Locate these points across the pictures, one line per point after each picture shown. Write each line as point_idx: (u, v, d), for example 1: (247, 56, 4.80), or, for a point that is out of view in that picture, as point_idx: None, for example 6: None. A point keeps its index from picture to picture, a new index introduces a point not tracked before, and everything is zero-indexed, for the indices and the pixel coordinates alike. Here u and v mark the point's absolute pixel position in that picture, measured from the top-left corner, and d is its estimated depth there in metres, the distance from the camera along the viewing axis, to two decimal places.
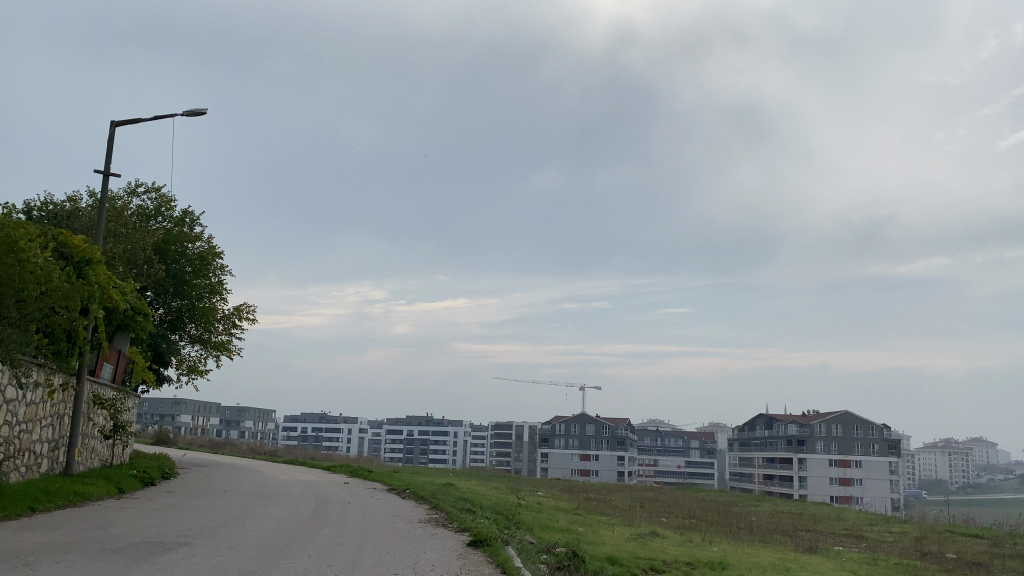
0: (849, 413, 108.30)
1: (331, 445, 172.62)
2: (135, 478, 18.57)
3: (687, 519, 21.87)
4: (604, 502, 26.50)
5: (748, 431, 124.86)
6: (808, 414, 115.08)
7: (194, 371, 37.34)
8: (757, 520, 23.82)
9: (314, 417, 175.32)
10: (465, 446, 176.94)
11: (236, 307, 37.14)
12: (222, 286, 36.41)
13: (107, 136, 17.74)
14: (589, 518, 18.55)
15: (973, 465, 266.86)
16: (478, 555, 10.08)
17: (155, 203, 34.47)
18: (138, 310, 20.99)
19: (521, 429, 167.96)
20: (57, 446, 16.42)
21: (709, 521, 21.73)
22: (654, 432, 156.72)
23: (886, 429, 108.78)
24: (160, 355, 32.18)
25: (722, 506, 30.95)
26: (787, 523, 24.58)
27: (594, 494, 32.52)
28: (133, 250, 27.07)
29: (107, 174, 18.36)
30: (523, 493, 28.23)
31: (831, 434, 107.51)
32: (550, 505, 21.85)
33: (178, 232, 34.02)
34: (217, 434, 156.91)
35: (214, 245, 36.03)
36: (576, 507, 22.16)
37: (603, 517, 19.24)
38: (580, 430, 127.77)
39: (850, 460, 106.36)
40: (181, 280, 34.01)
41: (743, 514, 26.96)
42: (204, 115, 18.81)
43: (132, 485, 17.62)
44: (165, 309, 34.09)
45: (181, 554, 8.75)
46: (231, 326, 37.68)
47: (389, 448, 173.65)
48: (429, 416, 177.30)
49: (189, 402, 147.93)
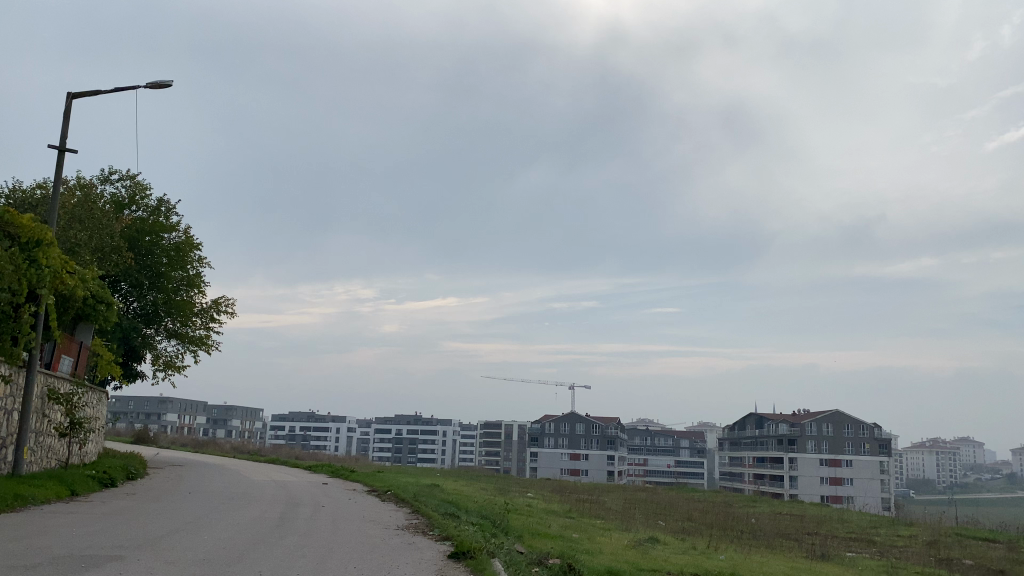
0: (839, 412, 107.71)
1: (319, 444, 171.09)
2: (93, 479, 17.20)
3: (684, 522, 20.68)
4: (597, 503, 25.24)
5: (739, 430, 123.98)
6: (799, 413, 114.37)
7: (171, 367, 35.96)
8: (759, 524, 22.66)
9: (302, 415, 173.81)
10: (453, 445, 175.35)
11: (214, 300, 35.74)
12: (199, 277, 35.08)
13: (63, 109, 16.51)
14: (582, 522, 17.34)
15: (961, 465, 267.35)
16: (459, 570, 8.78)
17: (129, 190, 32.99)
18: (100, 299, 19.64)
19: (511, 428, 166.74)
20: (4, 444, 15.13)
21: (710, 525, 20.51)
22: (644, 432, 156.04)
23: (877, 428, 107.87)
24: (133, 350, 30.84)
25: (719, 507, 29.79)
26: (789, 526, 23.47)
27: (586, 495, 31.36)
28: (100, 237, 25.56)
29: (64, 150, 16.97)
30: (512, 494, 26.99)
31: (822, 433, 106.77)
32: (540, 508, 20.62)
33: (153, 221, 32.60)
34: (203, 432, 155.10)
35: (191, 235, 34.66)
36: (567, 509, 20.97)
37: (598, 522, 17.98)
38: (569, 429, 126.51)
39: (841, 459, 105.69)
40: (156, 271, 32.67)
41: (742, 515, 25.83)
42: (170, 87, 17.64)
43: (88, 487, 16.28)
44: (140, 302, 32.71)
45: (106, 571, 7.47)
46: (209, 321, 36.31)
47: (378, 448, 172.11)
48: (418, 415, 175.88)
49: (175, 400, 145.90)
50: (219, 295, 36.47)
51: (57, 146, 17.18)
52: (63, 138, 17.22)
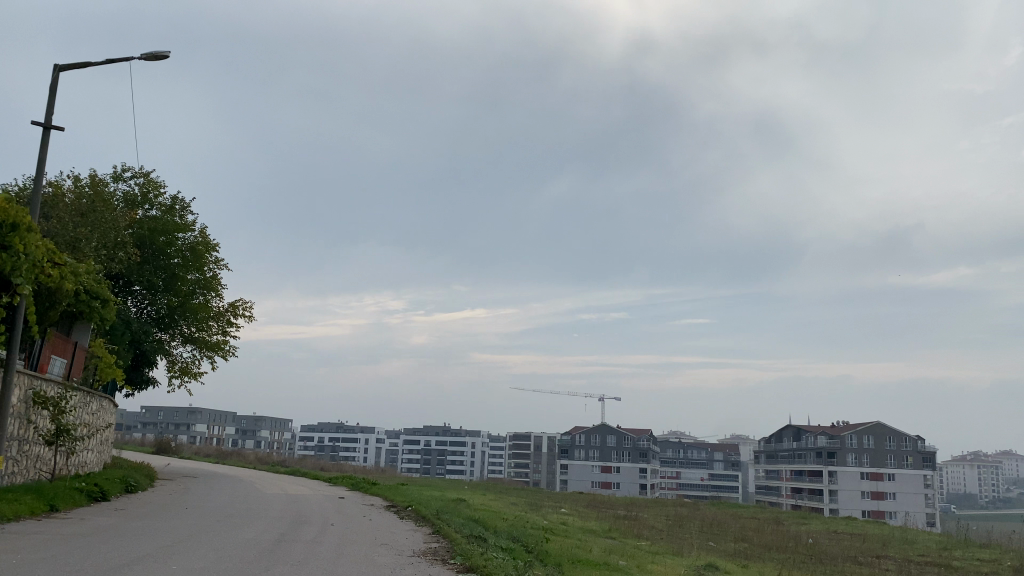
0: (881, 424, 104.09)
1: (348, 455, 170.18)
2: (79, 492, 15.44)
3: (738, 543, 18.70)
4: (638, 521, 23.20)
5: (775, 442, 120.30)
6: (839, 425, 110.77)
7: (187, 374, 34.51)
8: (820, 545, 20.59)
9: (331, 426, 172.96)
10: (482, 457, 173.24)
11: (231, 304, 34.22)
12: (217, 280, 33.69)
13: (49, 83, 14.93)
14: (625, 544, 15.32)
15: (1003, 479, 259.89)
16: None
17: (142, 188, 31.58)
18: (96, 294, 18.13)
19: (540, 440, 164.43)
20: None
21: (768, 547, 18.46)
22: (676, 445, 152.75)
23: (921, 441, 103.86)
24: (145, 356, 29.51)
25: (769, 525, 27.60)
26: (851, 546, 21.37)
27: (624, 511, 29.16)
28: (106, 232, 23.95)
29: (48, 127, 15.29)
30: (544, 510, 25.08)
31: (862, 446, 103.28)
32: (577, 527, 18.68)
33: (167, 221, 31.19)
34: (233, 443, 154.88)
35: (206, 236, 33.19)
36: (607, 528, 19.02)
37: (645, 543, 15.96)
38: (600, 441, 123.91)
39: (882, 473, 102.06)
40: (170, 273, 31.31)
41: (798, 534, 23.63)
42: (167, 57, 15.97)
43: (71, 501, 14.50)
44: (153, 307, 31.32)
45: None
46: (226, 325, 34.77)
47: (406, 459, 170.71)
48: (446, 426, 174.23)
49: (205, 411, 145.51)
50: (238, 298, 35.02)
51: (40, 122, 15.56)
52: (49, 113, 15.54)
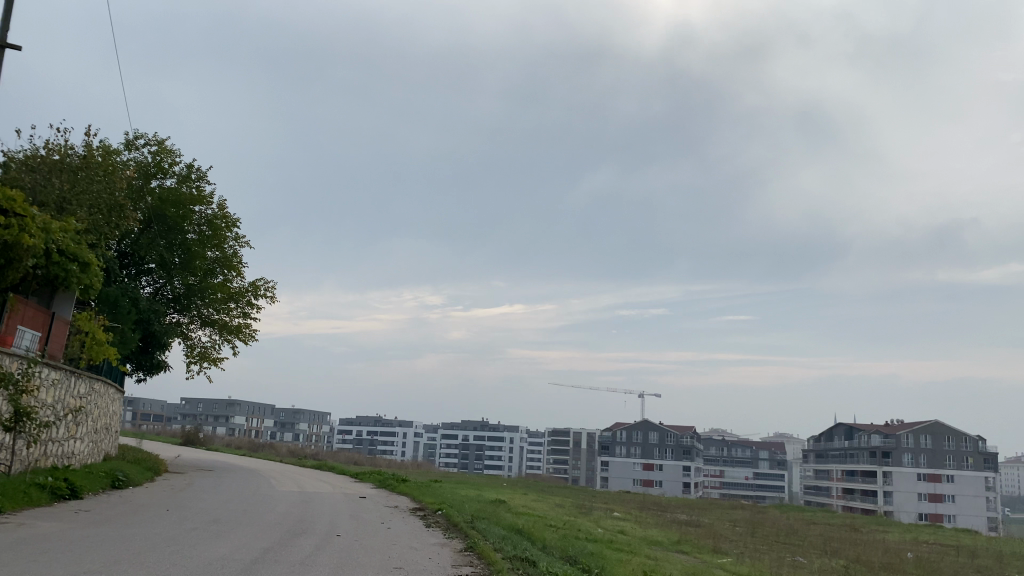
0: (939, 424, 98.79)
1: (386, 449, 168.68)
2: (38, 489, 12.78)
3: (837, 560, 15.56)
4: (705, 529, 20.19)
5: (825, 441, 115.54)
6: (894, 423, 105.80)
7: (206, 359, 32.04)
8: (926, 562, 17.40)
9: (370, 420, 171.32)
10: (521, 452, 170.50)
11: (254, 284, 31.69)
12: (238, 258, 31.17)
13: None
14: (707, 564, 12.27)
15: None
16: None
17: (154, 155, 29.29)
18: (72, 254, 15.51)
19: (579, 436, 161.42)
20: None
21: (873, 565, 15.29)
22: (720, 442, 148.42)
23: (982, 441, 98.65)
24: (155, 338, 27.03)
25: (849, 533, 24.40)
26: (962, 563, 18.10)
27: (683, 516, 26.21)
28: (106, 194, 21.42)
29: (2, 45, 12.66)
30: (593, 514, 22.13)
31: (919, 446, 98.14)
32: (640, 538, 15.65)
33: (182, 192, 28.84)
34: (272, 436, 154.04)
35: (225, 210, 30.73)
36: (676, 540, 15.97)
37: (733, 564, 12.81)
38: (642, 438, 120.21)
39: (940, 474, 96.91)
40: (185, 248, 28.90)
41: (894, 547, 20.38)
42: None
43: (22, 500, 11.85)
44: (166, 288, 28.96)
45: None
46: (247, 307, 32.29)
47: (444, 454, 168.62)
48: (484, 422, 171.95)
49: (244, 403, 144.49)
50: (260, 278, 32.52)
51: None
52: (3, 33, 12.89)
